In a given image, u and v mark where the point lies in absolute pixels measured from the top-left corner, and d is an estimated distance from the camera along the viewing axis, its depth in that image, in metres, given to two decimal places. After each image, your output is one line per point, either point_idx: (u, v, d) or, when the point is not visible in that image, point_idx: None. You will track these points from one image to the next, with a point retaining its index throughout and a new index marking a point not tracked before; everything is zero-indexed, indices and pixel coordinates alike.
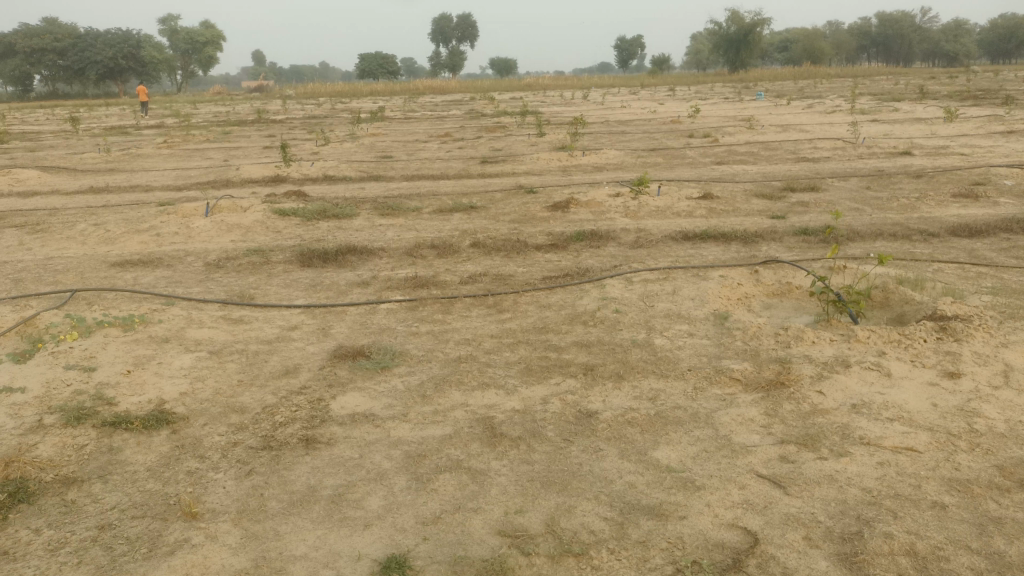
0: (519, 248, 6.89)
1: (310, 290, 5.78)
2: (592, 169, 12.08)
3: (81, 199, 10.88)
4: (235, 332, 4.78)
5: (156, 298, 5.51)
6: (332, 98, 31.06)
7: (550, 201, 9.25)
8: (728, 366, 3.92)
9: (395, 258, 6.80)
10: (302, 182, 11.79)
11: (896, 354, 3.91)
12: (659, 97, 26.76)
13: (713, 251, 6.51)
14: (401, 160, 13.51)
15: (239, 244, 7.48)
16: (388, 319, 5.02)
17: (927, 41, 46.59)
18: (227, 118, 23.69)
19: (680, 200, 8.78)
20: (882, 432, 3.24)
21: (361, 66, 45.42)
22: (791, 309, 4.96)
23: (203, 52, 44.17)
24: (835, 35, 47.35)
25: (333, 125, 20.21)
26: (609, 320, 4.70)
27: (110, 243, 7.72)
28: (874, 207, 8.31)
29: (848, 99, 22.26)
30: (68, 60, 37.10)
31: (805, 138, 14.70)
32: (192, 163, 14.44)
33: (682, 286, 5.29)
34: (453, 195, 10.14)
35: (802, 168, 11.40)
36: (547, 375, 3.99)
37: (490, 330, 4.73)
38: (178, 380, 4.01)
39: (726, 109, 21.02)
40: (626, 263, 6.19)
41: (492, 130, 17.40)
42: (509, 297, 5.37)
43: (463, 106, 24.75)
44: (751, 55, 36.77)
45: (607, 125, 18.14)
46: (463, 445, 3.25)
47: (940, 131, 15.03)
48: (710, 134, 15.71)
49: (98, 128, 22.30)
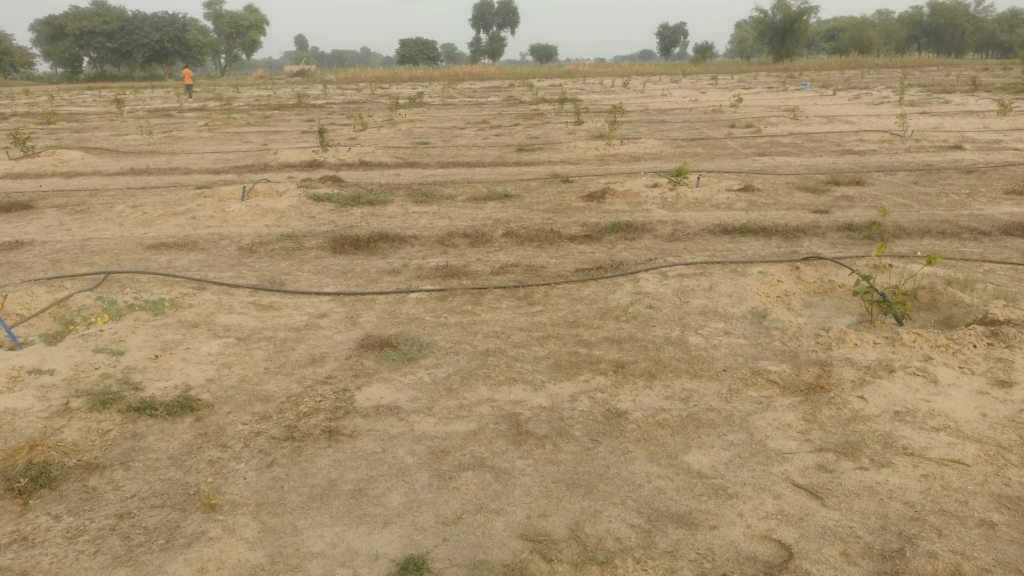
0: (553, 239, 6.78)
1: (340, 277, 5.75)
2: (630, 158, 11.90)
3: (123, 181, 11.03)
4: (263, 318, 4.76)
5: (188, 282, 5.53)
6: (372, 83, 31.13)
7: (585, 190, 9.11)
8: (765, 367, 3.77)
9: (428, 246, 6.74)
10: (338, 168, 11.80)
11: (944, 359, 3.72)
12: (701, 85, 26.34)
13: (753, 246, 6.33)
14: (438, 147, 13.45)
15: (272, 229, 7.49)
16: (417, 309, 4.95)
17: (980, 31, 45.16)
18: (267, 102, 23.88)
19: (719, 192, 8.58)
20: (927, 442, 3.08)
21: (401, 52, 45.48)
22: (831, 309, 4.78)
23: (247, 35, 44.60)
24: (885, 24, 46.07)
25: (372, 110, 20.26)
26: (642, 316, 4.58)
27: (147, 225, 7.80)
28: (922, 203, 8.02)
29: (896, 91, 21.65)
30: (115, 43, 37.74)
31: (851, 130, 14.29)
32: (232, 146, 14.57)
33: (719, 282, 5.13)
34: (488, 183, 10.05)
35: (848, 161, 11.07)
36: (577, 371, 3.89)
37: (520, 323, 4.64)
38: (204, 367, 4.00)
39: (769, 98, 20.58)
40: (662, 256, 6.04)
41: (530, 118, 17.25)
42: (541, 289, 5.28)
43: (502, 93, 24.63)
44: (797, 44, 35.96)
45: (647, 114, 17.88)
46: (487, 443, 3.17)
47: (993, 124, 14.51)
48: (752, 124, 15.38)
49: (143, 109, 22.64)
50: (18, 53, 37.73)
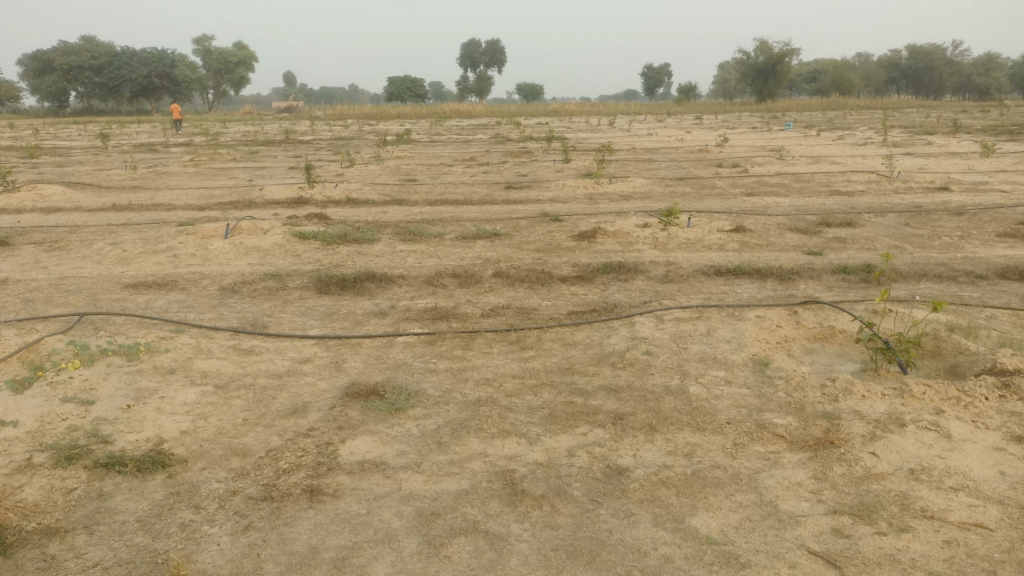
0: (544, 280, 6.63)
1: (325, 319, 5.56)
2: (619, 197, 11.84)
3: (104, 217, 10.83)
4: (244, 364, 4.55)
5: (166, 324, 5.32)
6: (360, 120, 31.25)
7: (575, 229, 9.00)
8: (771, 420, 3.60)
9: (416, 287, 6.57)
10: (324, 205, 11.65)
11: (956, 413, 3.57)
12: (687, 124, 26.59)
13: (748, 289, 6.20)
14: (426, 184, 13.37)
15: (256, 268, 7.30)
16: (405, 354, 4.76)
17: (957, 74, 46.12)
18: (254, 137, 23.83)
19: (710, 232, 8.50)
20: (947, 503, 2.90)
21: (389, 89, 45.80)
22: (833, 356, 4.63)
23: (236, 71, 44.75)
24: (864, 67, 46.98)
25: (360, 147, 20.22)
26: (640, 363, 4.41)
27: (127, 263, 7.58)
28: (915, 245, 7.96)
29: (879, 131, 21.90)
30: (103, 77, 37.73)
31: (837, 171, 14.35)
32: (217, 182, 14.43)
33: (716, 327, 4.98)
34: (477, 221, 9.93)
35: (837, 202, 11.05)
36: (573, 423, 3.70)
37: (512, 370, 4.45)
38: (179, 418, 3.79)
39: (755, 139, 20.74)
40: (656, 299, 5.90)
41: (518, 155, 17.25)
42: (533, 333, 5.10)
43: (489, 131, 24.74)
44: (779, 85, 36.50)
45: (634, 153, 17.94)
46: (480, 504, 2.97)
47: (977, 166, 14.63)
48: (739, 163, 15.44)
49: (128, 144, 22.50)
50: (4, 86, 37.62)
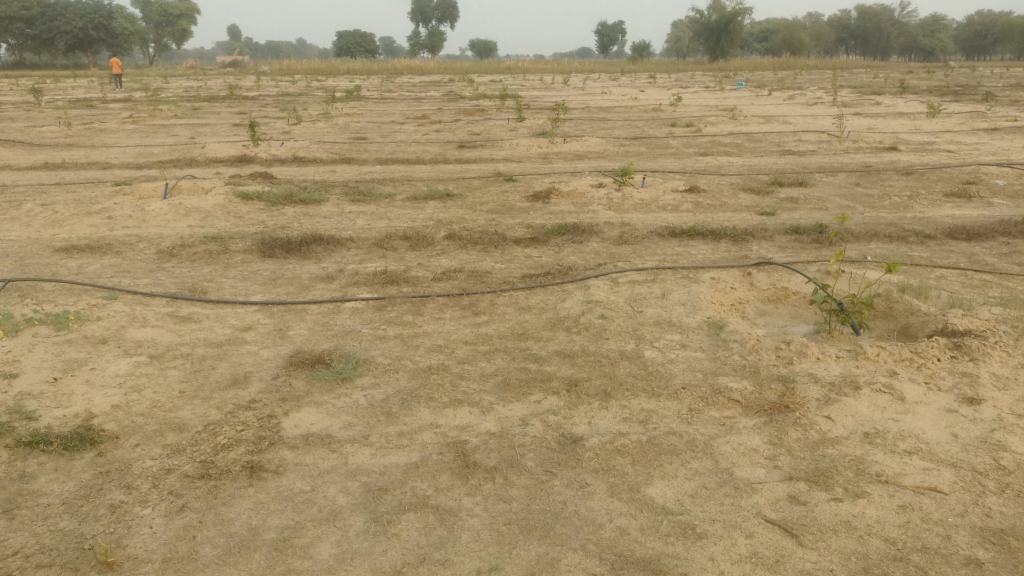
0: (497, 242, 6.48)
1: (269, 285, 5.33)
2: (574, 156, 11.69)
3: (35, 176, 10.27)
4: (181, 333, 4.33)
5: (98, 291, 5.04)
6: (307, 76, 30.36)
7: (530, 190, 8.84)
8: (726, 385, 3.55)
9: (365, 250, 6.37)
10: (270, 164, 11.24)
11: (909, 375, 3.56)
12: (640, 83, 26.44)
13: (703, 250, 6.16)
14: (376, 142, 13.02)
15: (196, 230, 6.99)
16: (353, 320, 4.59)
17: (904, 35, 46.71)
18: (197, 93, 22.94)
19: (665, 192, 8.43)
20: (901, 468, 2.89)
21: (338, 44, 44.53)
22: (787, 318, 4.61)
23: (177, 24, 42.94)
24: (814, 27, 47.22)
25: (308, 104, 19.61)
26: (594, 327, 4.32)
27: (58, 225, 7.19)
28: (866, 205, 8.01)
29: (829, 91, 22.07)
30: (35, 29, 35.84)
31: (789, 130, 14.39)
32: (157, 140, 13.84)
33: (671, 290, 4.92)
34: (428, 181, 9.69)
35: (789, 162, 11.08)
36: (527, 391, 3.60)
37: (464, 336, 4.33)
38: (110, 391, 3.58)
39: (708, 98, 20.70)
40: (611, 261, 5.82)
41: (471, 113, 16.92)
42: (486, 297, 4.97)
43: (442, 88, 24.22)
44: (732, 45, 36.49)
45: (588, 111, 17.76)
46: (430, 478, 2.86)
47: (924, 126, 14.83)
48: (693, 123, 15.40)
49: (62, 100, 21.45)
50: None
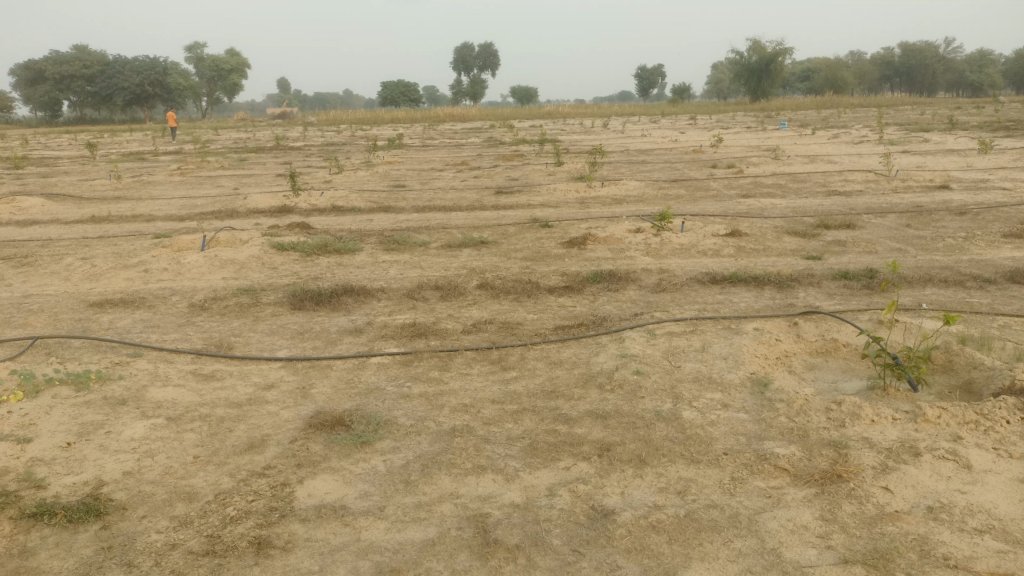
0: (531, 291, 6.30)
1: (295, 339, 5.22)
2: (612, 200, 11.54)
3: (81, 229, 10.49)
4: (201, 393, 4.21)
5: (124, 347, 4.98)
6: (352, 125, 30.95)
7: (566, 236, 8.69)
8: (772, 451, 3.28)
9: (395, 300, 6.24)
10: (309, 213, 11.30)
11: (976, 440, 3.24)
12: (680, 125, 26.34)
13: (745, 298, 5.88)
14: (414, 190, 13.04)
15: (229, 282, 6.97)
16: (377, 378, 4.43)
17: (951, 71, 45.96)
18: (244, 145, 23.47)
19: (705, 237, 8.19)
20: (971, 549, 2.58)
21: (382, 94, 45.55)
22: (837, 373, 4.32)
23: (228, 79, 44.35)
24: (857, 64, 46.79)
25: (350, 152, 19.91)
26: (629, 384, 4.08)
27: (95, 279, 7.23)
28: (918, 247, 7.65)
29: (874, 129, 21.66)
30: (95, 86, 37.31)
31: (834, 170, 14.05)
32: (202, 191, 14.10)
33: (712, 342, 4.66)
34: (464, 228, 9.61)
35: (835, 203, 10.75)
36: (555, 455, 3.37)
37: (491, 394, 4.12)
38: (123, 457, 3.45)
39: (750, 139, 20.45)
40: (648, 310, 5.58)
41: (510, 159, 16.93)
42: (516, 351, 4.78)
43: (483, 134, 24.42)
44: (773, 85, 36.26)
45: (628, 154, 17.66)
46: (448, 559, 2.65)
47: (976, 163, 14.36)
48: (734, 164, 15.16)
49: (116, 153, 22.13)
50: None
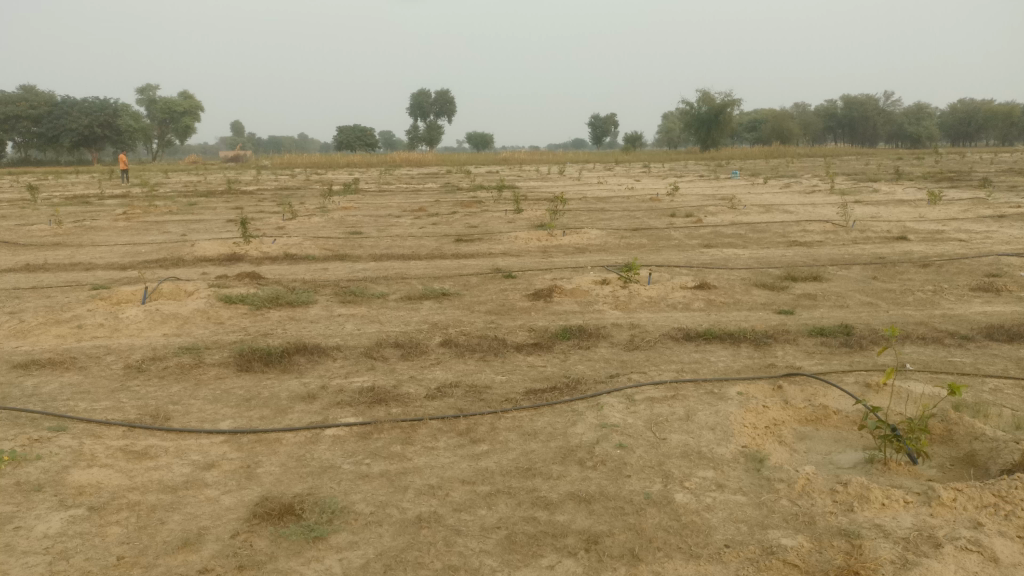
0: (498, 349, 5.93)
1: (241, 407, 4.75)
2: (574, 249, 11.31)
3: (13, 279, 9.81)
4: (132, 476, 3.72)
5: (46, 419, 4.44)
6: (306, 168, 30.52)
7: (530, 287, 8.37)
8: (779, 542, 2.94)
9: (352, 360, 5.81)
10: (260, 262, 10.79)
11: (998, 527, 2.95)
12: (635, 172, 26.54)
13: (723, 357, 5.61)
14: (371, 237, 12.65)
15: (171, 340, 6.44)
16: (333, 454, 3.99)
17: (890, 123, 47.55)
18: (195, 188, 22.84)
19: (674, 289, 7.95)
20: None
21: (338, 138, 45.33)
22: (831, 444, 4.03)
23: (180, 121, 43.58)
24: (801, 116, 48.24)
25: (304, 197, 19.43)
26: (614, 460, 3.72)
27: (22, 337, 6.64)
28: (889, 301, 7.52)
29: (824, 179, 22.07)
30: (41, 127, 36.28)
31: (792, 220, 14.09)
32: (148, 237, 13.49)
33: (696, 410, 4.34)
34: (424, 278, 9.23)
35: (798, 254, 10.65)
36: (537, 550, 2.98)
37: (461, 472, 3.71)
38: (32, 561, 2.96)
39: (705, 187, 20.59)
40: (624, 372, 5.25)
41: (468, 205, 16.67)
42: (485, 419, 4.39)
43: (440, 180, 24.23)
44: (722, 135, 37.00)
45: (587, 202, 17.57)
46: None
47: (928, 213, 14.56)
48: (693, 213, 15.14)
49: (59, 196, 21.29)
50: None
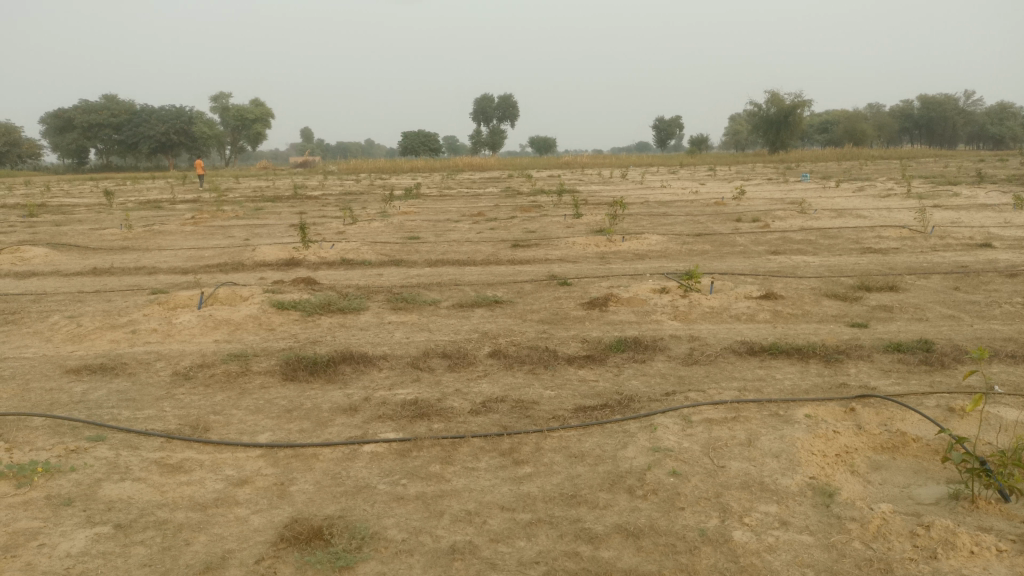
0: (548, 361, 5.68)
1: (282, 419, 4.61)
2: (633, 255, 10.97)
3: (79, 283, 10.03)
4: (163, 491, 3.61)
5: (87, 429, 4.40)
6: (370, 173, 30.85)
7: (586, 295, 8.09)
8: None
9: (398, 371, 5.64)
10: (317, 267, 10.79)
11: None
12: (699, 176, 25.92)
13: (790, 374, 5.23)
14: (428, 242, 12.54)
15: (221, 346, 6.40)
16: (369, 472, 3.81)
17: (971, 123, 45.48)
18: (262, 193, 23.27)
19: (738, 299, 7.57)
20: None
21: (403, 143, 45.84)
22: (909, 476, 3.66)
23: (252, 128, 44.69)
24: (875, 117, 46.56)
25: (366, 202, 19.54)
26: (667, 489, 3.43)
27: (78, 341, 6.71)
28: (974, 315, 6.97)
29: (899, 182, 21.10)
30: (122, 135, 37.69)
31: (866, 225, 13.43)
32: (212, 241, 13.70)
33: (759, 434, 4.01)
34: (478, 285, 9.05)
35: (872, 262, 10.09)
36: None
37: (501, 497, 3.48)
38: None
39: (772, 191, 19.92)
40: (681, 390, 4.92)
41: (527, 210, 16.45)
42: (530, 438, 4.15)
43: (501, 184, 24.07)
44: (791, 137, 35.89)
45: (648, 206, 17.16)
46: None
47: (1014, 219, 13.70)
48: (759, 218, 14.59)
49: (134, 201, 21.95)
50: (27, 145, 39.92)
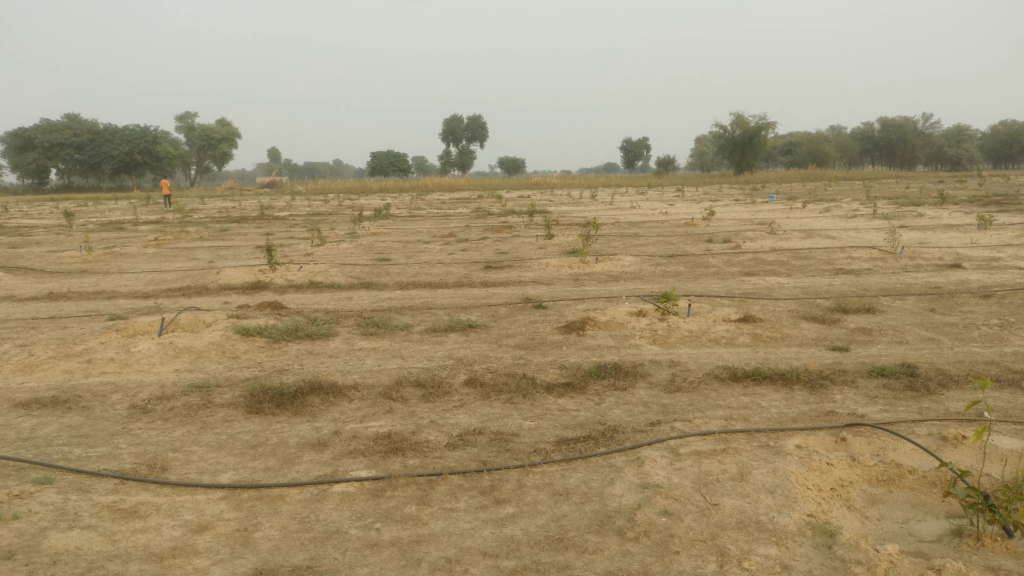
0: (527, 390, 5.47)
1: (246, 456, 4.33)
2: (607, 277, 10.85)
3: (33, 308, 9.61)
4: (115, 540, 3.32)
5: (34, 471, 4.08)
6: (339, 194, 30.53)
7: (561, 319, 7.91)
8: None
9: (370, 401, 5.38)
10: (285, 290, 10.47)
11: None
12: (668, 196, 26.07)
13: (775, 402, 5.08)
14: (398, 264, 12.30)
15: (182, 376, 6.09)
16: (341, 515, 3.56)
17: (929, 145, 46.54)
18: (228, 214, 22.82)
19: (716, 322, 7.44)
20: None
21: (371, 164, 45.59)
22: (908, 510, 3.51)
23: (218, 147, 44.06)
24: (838, 139, 47.43)
25: (335, 223, 19.23)
26: (659, 530, 3.23)
27: (29, 372, 6.34)
28: (954, 337, 6.91)
29: (865, 203, 21.36)
30: (84, 154, 36.91)
31: (836, 245, 13.48)
32: (176, 264, 13.30)
33: (751, 468, 3.83)
34: (451, 308, 8.82)
35: (845, 283, 10.07)
36: None
37: (484, 541, 3.26)
38: None
39: (741, 211, 20.04)
40: (666, 420, 4.73)
41: (498, 231, 16.29)
42: (511, 475, 3.93)
43: (471, 204, 23.99)
44: (757, 158, 36.32)
45: (620, 227, 17.11)
46: None
47: (979, 239, 13.86)
48: (730, 238, 14.60)
49: (95, 222, 21.40)
50: None
